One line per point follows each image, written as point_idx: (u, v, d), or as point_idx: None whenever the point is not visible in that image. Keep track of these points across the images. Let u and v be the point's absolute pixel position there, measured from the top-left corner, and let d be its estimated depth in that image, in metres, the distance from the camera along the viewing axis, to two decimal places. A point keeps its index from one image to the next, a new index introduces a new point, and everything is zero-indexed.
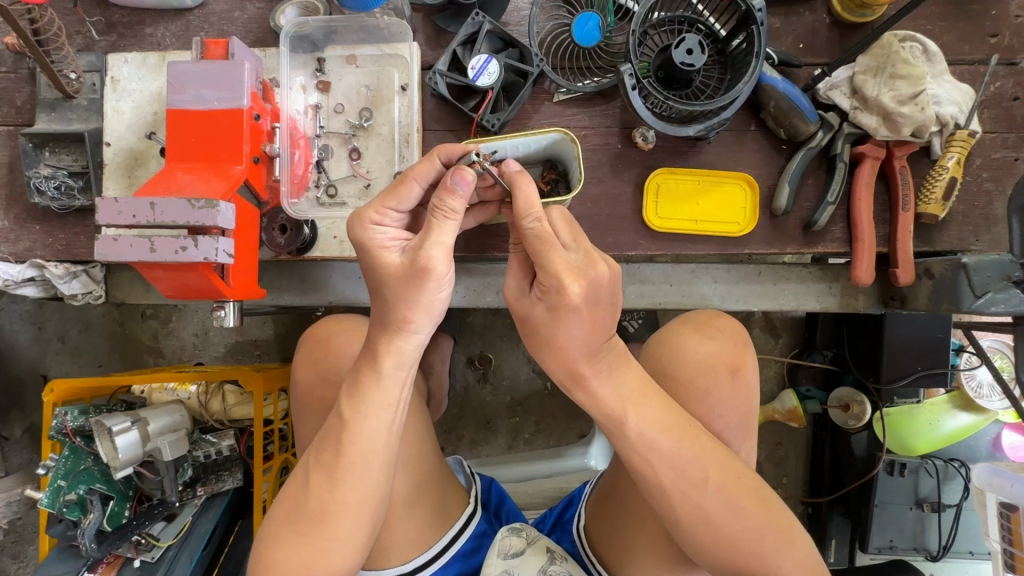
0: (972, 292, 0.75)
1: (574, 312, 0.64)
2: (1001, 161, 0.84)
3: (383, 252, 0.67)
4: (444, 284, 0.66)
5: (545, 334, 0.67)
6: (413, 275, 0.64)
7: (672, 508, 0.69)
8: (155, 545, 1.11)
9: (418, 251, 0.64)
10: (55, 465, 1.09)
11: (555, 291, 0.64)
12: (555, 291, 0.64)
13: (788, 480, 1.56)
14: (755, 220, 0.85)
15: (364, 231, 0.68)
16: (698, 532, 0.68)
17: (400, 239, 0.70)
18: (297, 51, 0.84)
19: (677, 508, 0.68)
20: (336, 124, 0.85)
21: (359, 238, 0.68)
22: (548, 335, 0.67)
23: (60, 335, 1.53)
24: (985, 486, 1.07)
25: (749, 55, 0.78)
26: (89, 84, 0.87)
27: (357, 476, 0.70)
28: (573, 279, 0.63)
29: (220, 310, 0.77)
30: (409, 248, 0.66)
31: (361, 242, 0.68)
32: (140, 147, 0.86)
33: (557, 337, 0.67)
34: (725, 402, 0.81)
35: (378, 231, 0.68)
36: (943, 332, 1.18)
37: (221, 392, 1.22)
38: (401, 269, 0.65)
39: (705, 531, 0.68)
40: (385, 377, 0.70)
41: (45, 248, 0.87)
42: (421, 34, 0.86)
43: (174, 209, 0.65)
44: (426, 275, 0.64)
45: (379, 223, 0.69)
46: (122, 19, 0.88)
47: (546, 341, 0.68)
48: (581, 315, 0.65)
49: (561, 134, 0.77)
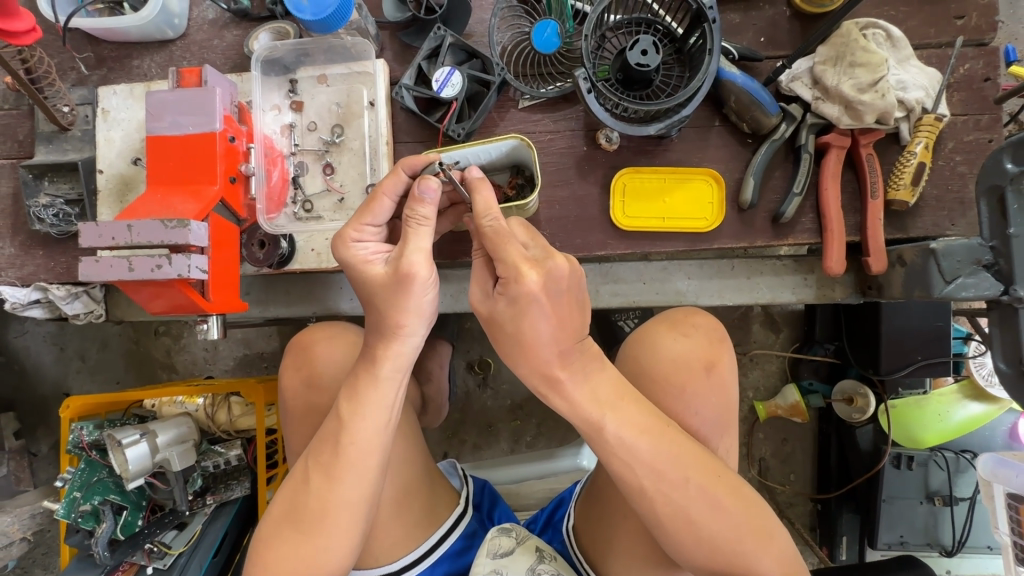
0: (942, 277, 0.75)
1: (535, 302, 0.63)
2: (974, 143, 0.83)
3: (369, 266, 0.69)
4: (429, 286, 0.68)
5: (511, 331, 0.66)
6: (397, 282, 0.66)
7: (654, 512, 0.67)
8: (166, 553, 1.15)
9: (400, 259, 0.67)
10: (71, 478, 1.15)
11: (513, 281, 0.63)
12: (513, 281, 0.63)
13: (795, 477, 1.52)
14: (722, 215, 0.85)
15: (347, 249, 0.71)
16: (682, 535, 0.66)
17: (382, 252, 0.72)
18: (269, 75, 0.89)
19: (659, 511, 0.66)
20: (309, 141, 0.89)
21: (344, 258, 0.71)
22: (513, 331, 0.66)
23: (80, 354, 1.61)
24: (990, 477, 1.01)
25: (705, 52, 0.78)
26: (83, 116, 0.93)
27: (355, 475, 0.71)
28: (529, 267, 0.63)
29: (202, 323, 0.81)
30: (391, 258, 0.68)
31: (346, 260, 0.71)
32: (130, 173, 0.91)
33: (523, 333, 0.65)
34: (700, 399, 0.79)
35: (360, 247, 0.71)
36: (943, 320, 1.16)
37: (226, 404, 1.25)
38: (385, 278, 0.68)
39: (687, 533, 0.66)
40: (382, 380, 0.71)
41: (48, 272, 0.92)
42: (389, 51, 0.90)
43: (150, 230, 0.70)
44: (409, 280, 0.66)
45: (360, 240, 0.72)
46: (111, 54, 0.94)
47: (514, 341, 0.66)
48: (542, 304, 0.64)
49: (516, 141, 0.80)
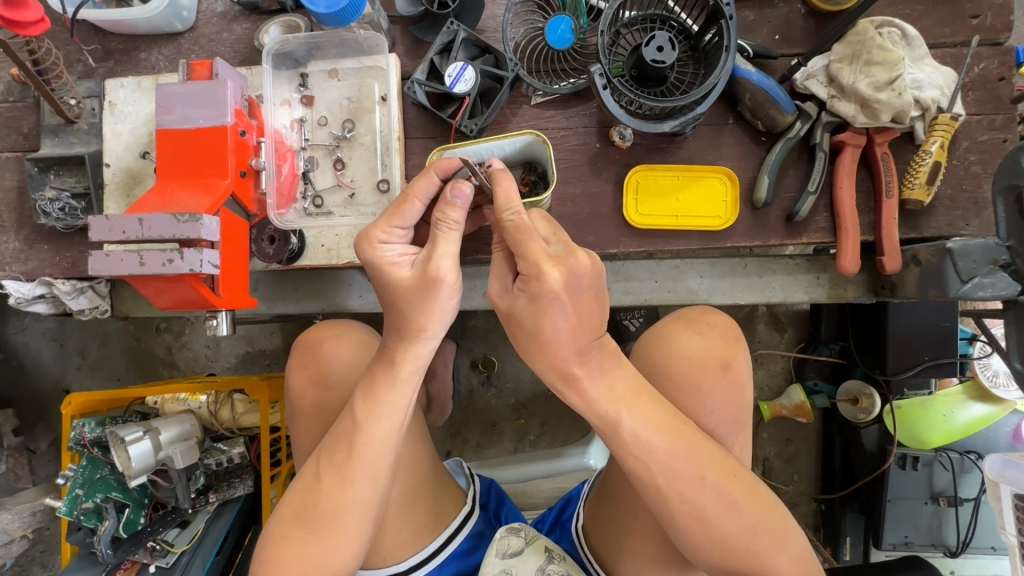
0: (959, 277, 0.75)
1: (556, 300, 0.63)
2: (988, 143, 0.83)
3: (396, 269, 0.68)
4: (454, 291, 0.68)
5: (529, 328, 0.66)
6: (426, 287, 0.66)
7: (670, 510, 0.66)
8: (169, 551, 1.13)
9: (429, 263, 0.66)
10: (73, 475, 1.13)
11: (535, 278, 0.62)
12: (535, 278, 0.62)
13: (799, 477, 1.51)
14: (736, 213, 0.85)
15: (373, 250, 0.69)
16: (695, 532, 0.66)
17: (409, 254, 0.71)
18: (280, 68, 0.88)
19: (675, 509, 0.66)
20: (320, 136, 0.88)
21: (369, 260, 0.69)
22: (532, 328, 0.65)
23: (81, 351, 1.59)
24: (998, 478, 0.98)
25: (721, 49, 0.78)
26: (90, 109, 0.92)
27: (369, 476, 0.70)
28: (551, 264, 0.62)
29: (212, 319, 0.80)
30: (418, 262, 0.67)
31: (371, 262, 0.69)
32: (137, 167, 0.90)
33: (542, 329, 0.65)
34: (717, 398, 0.78)
35: (387, 249, 0.70)
36: (950, 321, 1.15)
37: (230, 401, 1.23)
38: (412, 282, 0.67)
39: (700, 531, 0.66)
40: (399, 382, 0.70)
41: (53, 267, 0.91)
42: (401, 45, 0.89)
43: (161, 224, 0.69)
44: (438, 285, 0.66)
45: (387, 242, 0.70)
46: (118, 46, 0.93)
47: (532, 336, 0.66)
48: (562, 302, 0.63)
49: (533, 136, 0.79)
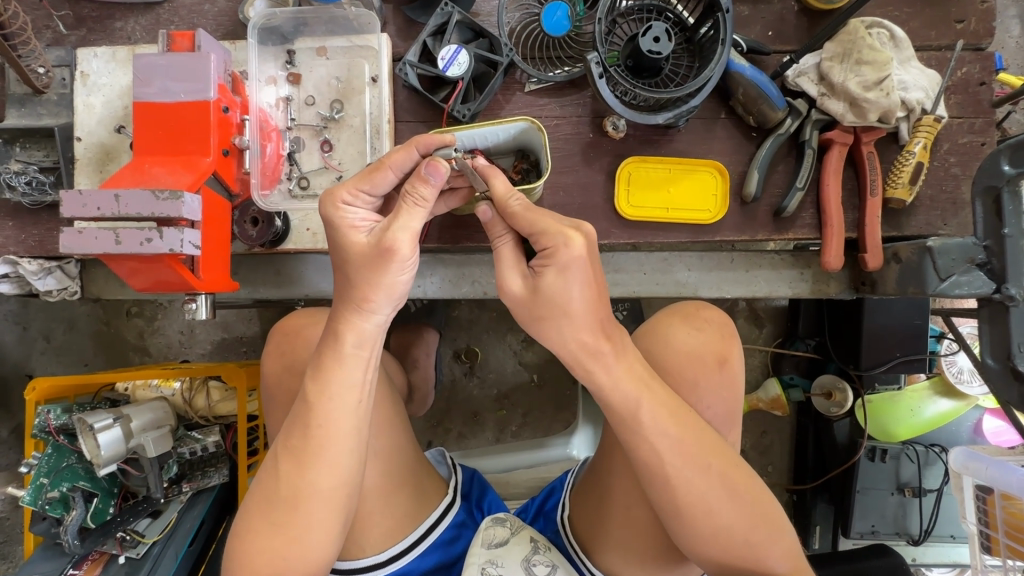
0: (937, 275, 0.76)
1: (582, 265, 0.63)
2: (968, 146, 0.85)
3: (353, 231, 0.66)
4: (407, 268, 0.65)
5: (557, 302, 0.64)
6: (378, 255, 0.63)
7: (676, 500, 0.66)
8: (140, 542, 1.08)
9: (385, 232, 0.64)
10: (38, 463, 1.07)
11: (562, 247, 0.63)
12: (562, 246, 0.62)
13: (772, 468, 1.54)
14: (725, 206, 0.86)
15: (334, 210, 0.67)
16: (699, 525, 0.66)
17: (371, 221, 0.68)
18: (266, 44, 0.85)
19: (682, 499, 0.66)
20: (307, 116, 0.86)
21: (329, 218, 0.67)
22: (561, 301, 0.64)
23: (45, 334, 1.51)
24: (961, 469, 0.98)
25: (716, 42, 0.78)
26: (59, 79, 0.88)
27: (326, 460, 0.68)
28: (573, 231, 0.63)
29: (191, 303, 0.77)
30: (377, 230, 0.65)
31: (330, 220, 0.68)
32: (112, 142, 0.86)
33: (570, 300, 0.64)
34: (711, 392, 0.79)
35: (349, 211, 0.67)
36: (921, 318, 1.18)
37: (205, 388, 1.19)
38: (367, 249, 0.65)
39: (706, 523, 0.66)
40: (348, 359, 0.68)
41: (18, 245, 0.87)
42: (392, 25, 0.87)
43: (139, 201, 0.66)
44: (390, 256, 0.63)
45: (351, 204, 0.68)
46: (90, 13, 0.88)
47: (560, 311, 0.64)
48: (586, 269, 0.63)
49: (527, 123, 0.78)
